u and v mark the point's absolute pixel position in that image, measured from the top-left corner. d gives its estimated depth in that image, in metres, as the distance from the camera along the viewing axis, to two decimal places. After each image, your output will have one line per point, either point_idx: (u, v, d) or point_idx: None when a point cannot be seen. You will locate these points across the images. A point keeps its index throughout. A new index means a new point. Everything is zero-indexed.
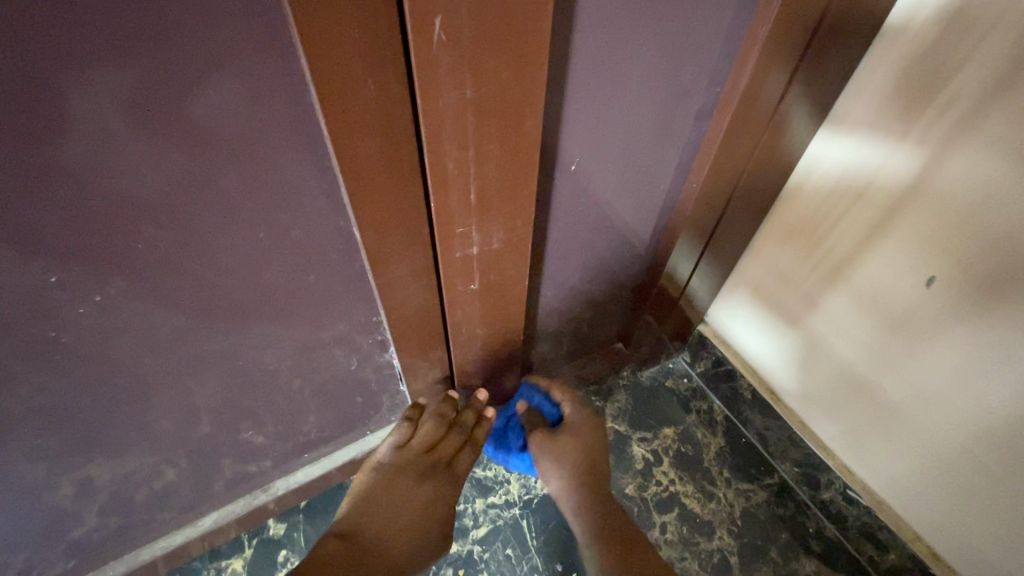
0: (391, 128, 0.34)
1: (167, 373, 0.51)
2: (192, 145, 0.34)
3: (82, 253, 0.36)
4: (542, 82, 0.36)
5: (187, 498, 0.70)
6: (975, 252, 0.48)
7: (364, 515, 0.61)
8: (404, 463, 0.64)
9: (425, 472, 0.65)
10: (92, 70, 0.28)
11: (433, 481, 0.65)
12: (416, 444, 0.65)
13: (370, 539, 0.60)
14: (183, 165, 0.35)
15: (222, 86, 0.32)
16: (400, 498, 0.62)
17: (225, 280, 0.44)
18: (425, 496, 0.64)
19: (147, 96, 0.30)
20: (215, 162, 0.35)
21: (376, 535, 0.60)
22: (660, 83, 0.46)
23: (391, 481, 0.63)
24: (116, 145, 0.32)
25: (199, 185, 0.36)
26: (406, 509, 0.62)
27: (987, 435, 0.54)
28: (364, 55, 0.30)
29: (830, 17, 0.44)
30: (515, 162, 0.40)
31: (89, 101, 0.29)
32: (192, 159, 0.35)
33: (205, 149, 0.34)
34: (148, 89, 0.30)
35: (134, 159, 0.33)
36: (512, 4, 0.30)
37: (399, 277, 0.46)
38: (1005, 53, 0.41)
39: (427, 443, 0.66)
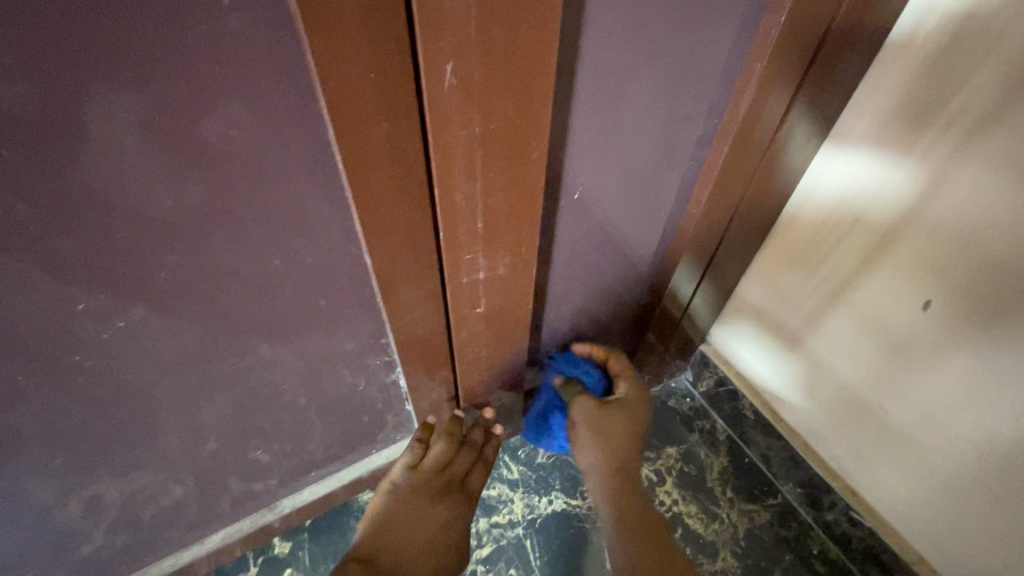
0: (402, 161, 0.36)
1: (180, 390, 0.52)
2: (206, 171, 0.36)
3: (101, 274, 0.38)
4: (547, 118, 0.37)
5: (194, 515, 0.71)
6: (969, 275, 0.50)
7: (382, 537, 0.64)
8: (419, 483, 0.67)
9: (439, 491, 0.67)
10: (111, 100, 0.30)
11: (448, 498, 0.68)
12: (429, 464, 0.68)
13: (390, 560, 0.63)
14: (199, 191, 0.36)
15: (229, 108, 0.33)
16: (416, 518, 0.65)
17: (239, 301, 0.46)
18: (441, 514, 0.67)
19: (164, 125, 0.32)
20: (229, 187, 0.37)
21: (397, 555, 0.63)
22: (661, 112, 0.48)
23: (407, 503, 0.65)
24: (134, 171, 0.33)
25: (213, 209, 0.38)
26: (422, 530, 0.65)
27: (987, 456, 0.55)
28: (378, 94, 0.31)
29: (835, 29, 0.45)
30: (521, 193, 0.42)
31: (108, 129, 0.31)
32: (206, 185, 0.36)
33: (219, 175, 0.36)
34: (164, 119, 0.32)
35: (150, 184, 0.35)
36: (518, 46, 0.32)
37: (407, 302, 0.47)
38: (1011, 66, 0.42)
39: (440, 463, 0.68)
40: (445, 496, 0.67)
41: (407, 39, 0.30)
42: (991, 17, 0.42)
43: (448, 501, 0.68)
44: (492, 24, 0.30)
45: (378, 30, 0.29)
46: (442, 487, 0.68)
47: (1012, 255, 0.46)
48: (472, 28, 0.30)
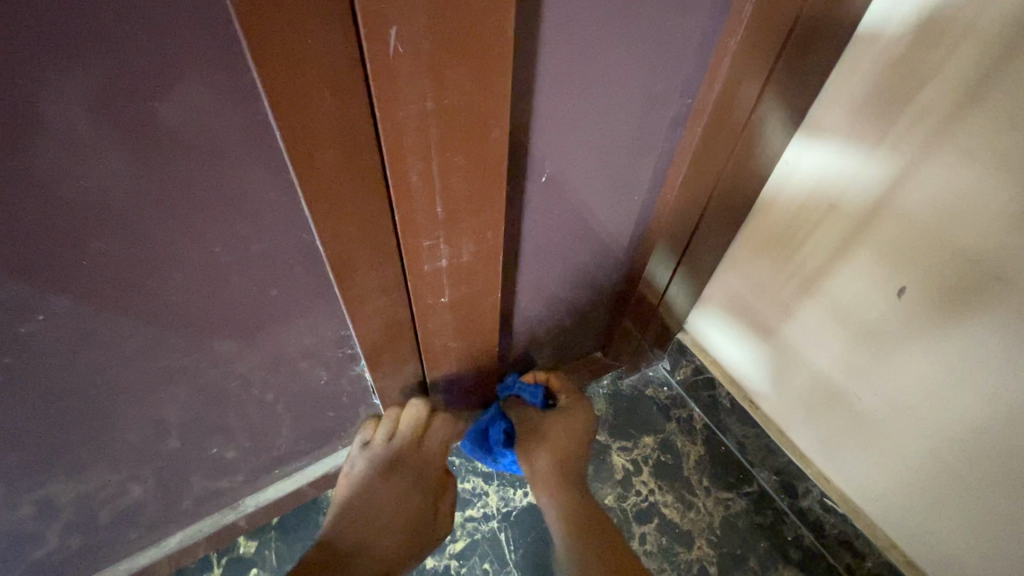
0: (353, 141, 0.33)
1: (127, 388, 0.49)
2: (136, 152, 0.32)
3: (24, 268, 0.34)
4: (506, 94, 0.35)
5: (154, 516, 0.68)
6: (942, 265, 0.49)
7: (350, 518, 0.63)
8: (374, 458, 0.65)
9: (391, 463, 0.65)
10: (11, 73, 0.26)
11: (406, 472, 0.65)
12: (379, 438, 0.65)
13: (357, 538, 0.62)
14: (126, 174, 0.33)
15: (188, 90, 0.31)
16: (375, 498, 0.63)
17: (185, 294, 0.43)
18: (400, 489, 0.65)
19: (78, 99, 0.28)
20: (162, 169, 0.34)
21: (359, 537, 0.62)
22: (633, 91, 0.46)
23: (364, 482, 0.64)
24: (47, 151, 0.30)
25: (145, 193, 0.34)
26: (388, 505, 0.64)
27: (956, 445, 0.55)
28: (321, 64, 0.29)
29: (805, 19, 0.43)
30: (481, 174, 0.39)
31: (13, 104, 0.27)
32: (134, 167, 0.33)
33: (147, 155, 0.32)
34: (79, 93, 0.28)
35: (68, 166, 0.31)
36: (472, 15, 0.29)
37: (366, 292, 0.45)
38: (987, 52, 0.40)
39: (391, 435, 0.65)
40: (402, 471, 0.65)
41: (342, 2, 0.27)
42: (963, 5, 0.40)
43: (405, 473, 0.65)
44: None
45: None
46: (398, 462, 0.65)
47: (985, 245, 0.46)
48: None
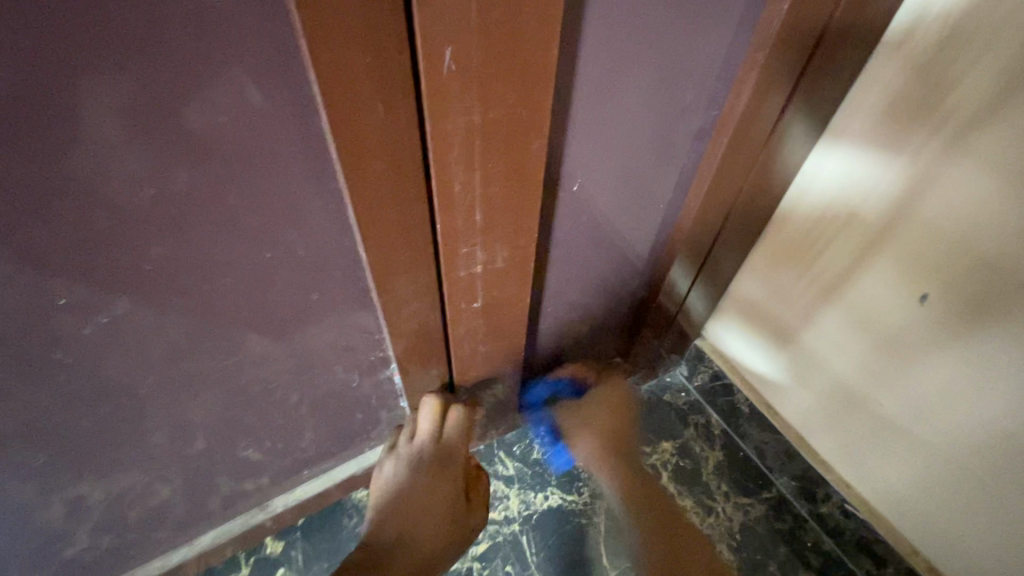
0: (398, 150, 0.35)
1: (168, 387, 0.51)
2: (190, 155, 0.34)
3: (84, 268, 0.37)
4: (546, 105, 0.36)
5: (183, 516, 0.70)
6: (964, 272, 0.50)
7: (394, 517, 0.65)
8: (412, 459, 0.66)
9: (429, 465, 0.66)
10: (88, 79, 0.28)
11: (444, 473, 0.67)
12: (420, 438, 0.65)
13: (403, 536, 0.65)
14: (181, 177, 0.35)
15: (217, 93, 0.32)
16: (413, 499, 0.65)
17: (229, 296, 0.44)
18: (437, 490, 0.66)
19: (146, 105, 0.30)
20: (215, 172, 0.35)
21: (399, 533, 0.65)
22: (662, 102, 0.47)
23: (403, 484, 0.65)
24: (113, 154, 0.32)
25: (196, 195, 0.36)
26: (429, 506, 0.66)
27: (980, 450, 0.55)
28: (372, 76, 0.30)
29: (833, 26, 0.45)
30: (519, 182, 0.40)
31: (87, 108, 0.29)
32: (189, 169, 0.35)
33: (201, 159, 0.34)
34: (147, 99, 0.30)
35: (130, 167, 0.33)
36: (518, 31, 0.31)
37: (402, 296, 0.46)
38: (1010, 63, 0.42)
39: (432, 436, 0.65)
40: (440, 473, 0.66)
41: (403, 19, 0.28)
42: (991, 13, 0.41)
43: (442, 475, 0.67)
44: (494, 5, 0.29)
45: (374, 9, 0.27)
46: (437, 464, 0.66)
47: (1007, 251, 0.46)
48: (473, 9, 0.29)
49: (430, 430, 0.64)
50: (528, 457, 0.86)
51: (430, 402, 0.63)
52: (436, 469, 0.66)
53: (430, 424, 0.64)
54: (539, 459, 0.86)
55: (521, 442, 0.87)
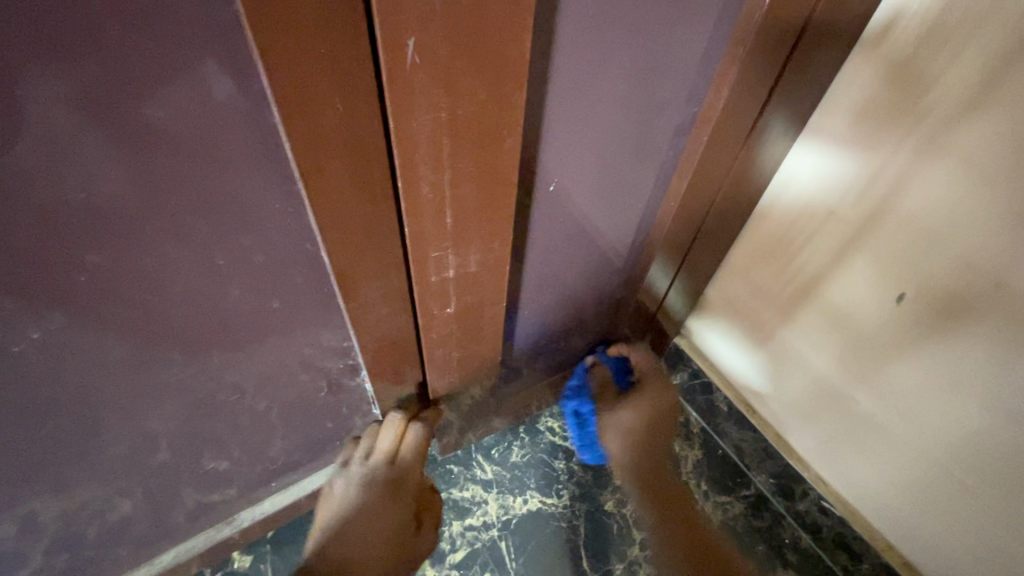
0: (361, 150, 0.32)
1: (123, 400, 0.47)
2: (127, 159, 0.31)
3: (17, 282, 0.33)
4: (519, 103, 0.34)
5: (145, 531, 0.66)
6: (943, 273, 0.50)
7: (338, 537, 0.65)
8: (368, 479, 0.66)
9: (383, 487, 0.66)
10: (19, 70, 0.25)
11: (398, 497, 0.67)
12: (376, 459, 0.66)
13: (339, 559, 0.64)
14: (117, 183, 0.31)
15: (178, 90, 0.29)
16: (362, 517, 0.65)
17: (185, 307, 0.41)
18: (387, 514, 0.66)
19: (85, 103, 0.27)
20: (151, 172, 0.32)
21: (344, 557, 0.64)
22: (640, 98, 0.45)
23: (355, 504, 0.65)
24: (76, 155, 0.29)
25: (133, 201, 0.33)
26: (379, 527, 0.66)
27: (956, 448, 0.55)
28: (329, 70, 0.27)
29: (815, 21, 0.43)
30: (490, 186, 0.39)
31: (36, 104, 0.26)
32: (126, 173, 0.31)
33: (137, 162, 0.31)
34: (88, 97, 0.27)
35: (44, 166, 0.29)
36: (486, 25, 0.29)
37: (371, 300, 0.44)
38: (984, 68, 0.42)
39: (388, 455, 0.66)
40: (392, 496, 0.67)
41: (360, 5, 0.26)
42: (966, 16, 0.41)
43: (395, 497, 0.67)
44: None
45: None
46: (389, 487, 0.67)
47: (984, 253, 0.46)
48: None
49: (388, 449, 0.65)
50: (506, 461, 0.84)
51: (390, 425, 0.64)
52: (389, 492, 0.67)
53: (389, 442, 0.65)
54: (517, 462, 0.84)
55: (500, 445, 0.86)
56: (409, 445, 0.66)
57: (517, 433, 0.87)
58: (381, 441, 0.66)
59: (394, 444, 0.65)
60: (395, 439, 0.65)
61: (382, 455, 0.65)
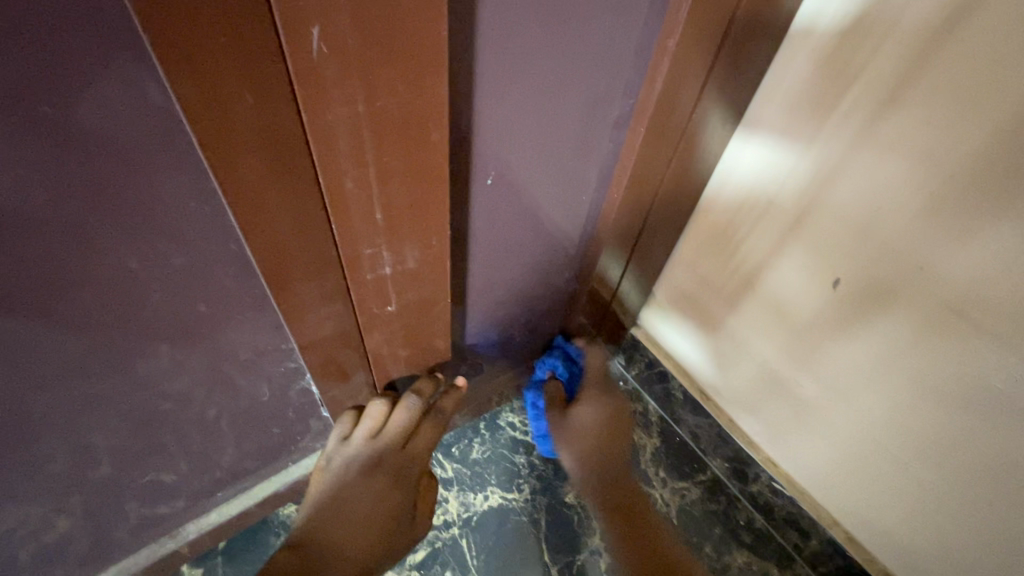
0: (278, 145, 0.31)
1: (50, 416, 0.44)
2: (21, 160, 0.28)
3: None
4: (442, 95, 0.33)
5: (84, 549, 0.63)
6: (873, 258, 0.52)
7: (327, 519, 0.59)
8: (363, 459, 0.61)
9: (388, 469, 0.62)
10: None
11: (400, 480, 0.64)
12: (385, 439, 0.62)
13: (326, 542, 0.58)
14: (11, 186, 0.29)
15: (106, 90, 0.28)
16: (353, 500, 0.60)
17: (105, 316, 0.39)
18: (388, 496, 0.63)
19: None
20: (76, 177, 0.30)
21: (331, 543, 0.58)
22: (575, 90, 0.45)
23: (353, 485, 0.61)
24: None
25: (35, 205, 0.30)
26: (376, 509, 0.62)
27: (889, 426, 0.58)
28: (232, 61, 0.26)
29: (741, 15, 0.44)
30: (420, 181, 0.38)
31: None
32: (22, 175, 0.29)
33: (32, 163, 0.28)
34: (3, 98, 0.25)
35: None
36: (397, 14, 0.28)
37: (306, 302, 0.43)
38: (902, 58, 0.43)
39: (397, 437, 0.62)
40: (395, 479, 0.63)
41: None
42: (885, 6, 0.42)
43: (393, 477, 0.63)
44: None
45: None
46: (394, 469, 0.63)
47: (909, 239, 0.48)
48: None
49: (399, 431, 0.62)
50: (467, 458, 0.84)
51: (377, 404, 0.61)
52: (392, 476, 0.63)
53: (401, 423, 0.62)
54: (478, 459, 0.84)
55: (460, 443, 0.85)
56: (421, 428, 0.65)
57: (477, 430, 0.87)
58: (390, 422, 0.62)
59: (400, 425, 0.62)
60: (402, 421, 0.62)
61: (394, 435, 0.62)
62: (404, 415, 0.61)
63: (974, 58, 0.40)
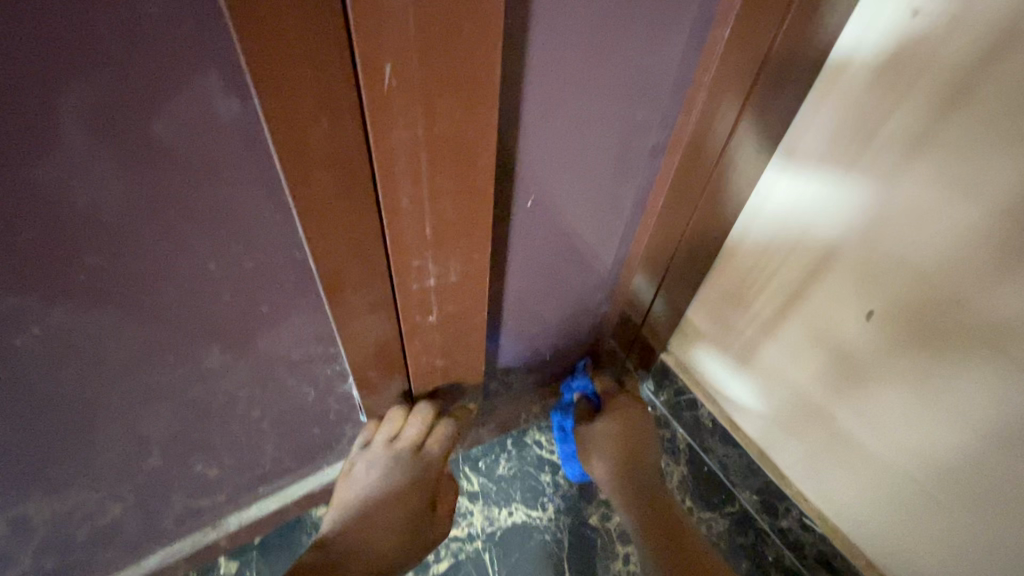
0: (345, 165, 0.35)
1: (121, 400, 0.49)
2: (42, 102, 0.28)
3: (28, 282, 0.35)
4: (491, 124, 0.37)
5: (133, 534, 0.67)
6: (911, 291, 0.52)
7: (352, 519, 0.64)
8: (383, 463, 0.65)
9: (406, 473, 0.65)
10: (55, 73, 0.27)
11: (418, 484, 0.67)
12: (401, 446, 0.64)
13: (351, 540, 0.64)
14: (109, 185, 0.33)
15: (206, 109, 0.32)
16: (376, 501, 0.65)
17: (179, 311, 0.43)
18: (406, 499, 0.66)
19: (110, 114, 0.30)
20: (167, 183, 0.34)
21: (357, 538, 0.64)
22: (614, 120, 0.48)
23: (374, 487, 0.65)
24: (92, 158, 0.31)
25: (56, 161, 0.30)
26: (395, 512, 0.66)
27: (928, 463, 0.56)
28: (314, 92, 0.30)
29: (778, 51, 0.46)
30: (467, 200, 0.41)
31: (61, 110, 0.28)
32: (38, 119, 0.28)
33: (122, 159, 0.32)
34: (116, 109, 0.30)
35: (62, 169, 0.31)
36: (456, 51, 0.32)
37: (356, 307, 0.46)
38: (942, 90, 0.44)
39: (412, 445, 0.64)
40: (413, 483, 0.66)
41: (338, 22, 0.28)
42: (920, 46, 0.44)
43: (412, 479, 0.66)
44: (432, 6, 0.29)
45: (305, 11, 0.27)
46: (412, 473, 0.66)
47: (943, 273, 0.49)
48: (409, 10, 0.29)
49: (415, 439, 0.64)
50: (493, 473, 0.85)
51: (392, 415, 0.64)
52: (411, 480, 0.66)
53: (415, 432, 0.64)
54: (504, 475, 0.85)
55: (488, 457, 0.87)
56: (434, 434, 0.66)
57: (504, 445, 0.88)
58: (405, 431, 0.64)
59: (416, 433, 0.64)
60: (417, 429, 0.64)
61: (408, 443, 0.64)
62: (417, 424, 0.64)
63: (1006, 96, 0.41)
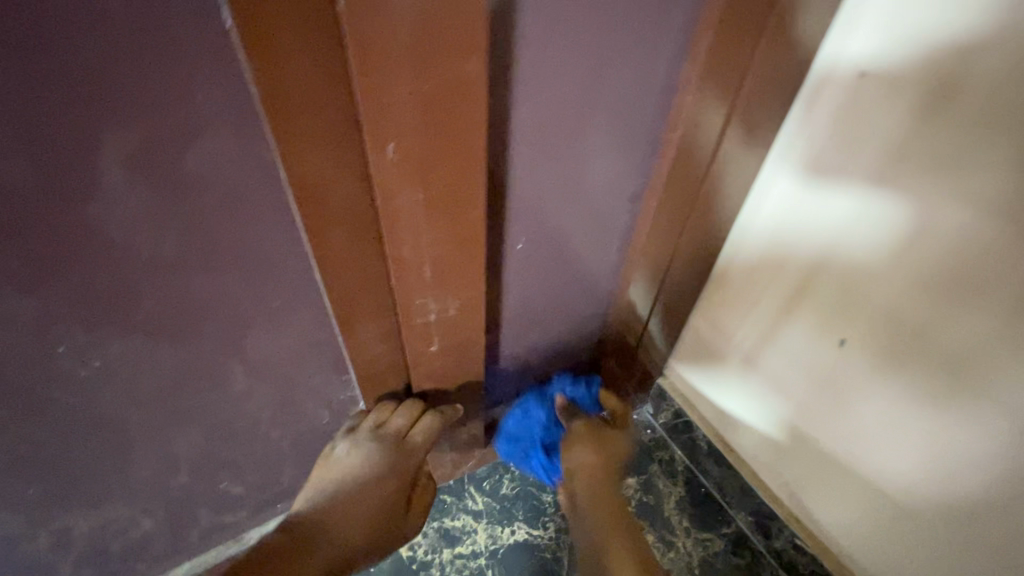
0: (357, 222, 0.41)
1: (159, 423, 0.55)
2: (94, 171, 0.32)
3: (92, 323, 0.42)
4: (480, 186, 0.42)
5: (162, 546, 0.73)
6: (879, 325, 0.55)
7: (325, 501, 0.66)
8: (363, 452, 0.65)
9: (383, 462, 0.65)
10: (126, 162, 0.33)
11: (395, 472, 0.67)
12: (385, 433, 0.64)
13: (321, 517, 0.66)
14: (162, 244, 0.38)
15: (245, 183, 0.38)
16: (351, 486, 0.65)
17: (213, 345, 0.49)
18: (378, 486, 0.67)
19: (166, 189, 0.35)
20: (207, 243, 0.40)
21: (326, 517, 0.66)
22: (596, 172, 0.54)
23: (351, 472, 0.65)
24: (149, 224, 0.37)
25: (118, 227, 0.36)
26: (365, 498, 0.67)
27: (910, 484, 0.60)
28: (331, 168, 0.36)
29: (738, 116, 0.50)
30: (462, 247, 0.47)
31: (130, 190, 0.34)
32: (107, 196, 0.34)
33: (173, 224, 0.38)
34: (173, 186, 0.35)
35: (126, 233, 0.37)
36: (449, 133, 0.37)
37: (367, 339, 0.52)
38: (886, 143, 0.48)
39: (396, 435, 0.64)
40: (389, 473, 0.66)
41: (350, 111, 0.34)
42: (867, 101, 0.48)
43: (386, 472, 0.66)
44: (428, 100, 0.35)
45: (323, 110, 0.33)
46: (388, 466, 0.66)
47: (904, 308, 0.52)
48: (409, 107, 0.34)
49: (399, 429, 0.64)
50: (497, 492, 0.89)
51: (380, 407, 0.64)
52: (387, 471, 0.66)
53: (402, 423, 0.64)
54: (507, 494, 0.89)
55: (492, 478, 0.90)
56: (419, 425, 0.65)
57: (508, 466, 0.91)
58: (392, 420, 0.64)
59: (405, 425, 0.64)
60: (405, 420, 0.64)
61: (392, 433, 0.64)
62: (404, 415, 0.64)
63: (938, 153, 0.45)
